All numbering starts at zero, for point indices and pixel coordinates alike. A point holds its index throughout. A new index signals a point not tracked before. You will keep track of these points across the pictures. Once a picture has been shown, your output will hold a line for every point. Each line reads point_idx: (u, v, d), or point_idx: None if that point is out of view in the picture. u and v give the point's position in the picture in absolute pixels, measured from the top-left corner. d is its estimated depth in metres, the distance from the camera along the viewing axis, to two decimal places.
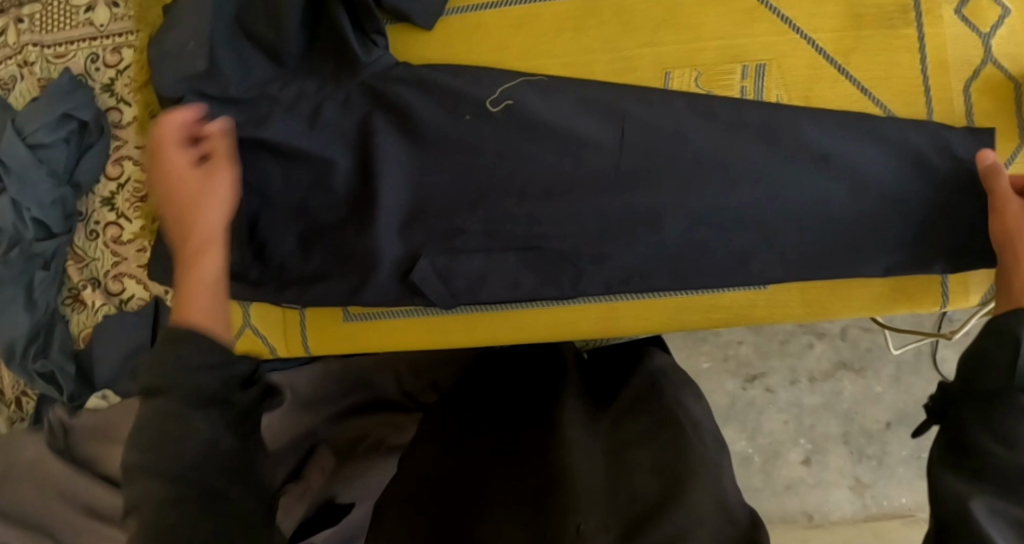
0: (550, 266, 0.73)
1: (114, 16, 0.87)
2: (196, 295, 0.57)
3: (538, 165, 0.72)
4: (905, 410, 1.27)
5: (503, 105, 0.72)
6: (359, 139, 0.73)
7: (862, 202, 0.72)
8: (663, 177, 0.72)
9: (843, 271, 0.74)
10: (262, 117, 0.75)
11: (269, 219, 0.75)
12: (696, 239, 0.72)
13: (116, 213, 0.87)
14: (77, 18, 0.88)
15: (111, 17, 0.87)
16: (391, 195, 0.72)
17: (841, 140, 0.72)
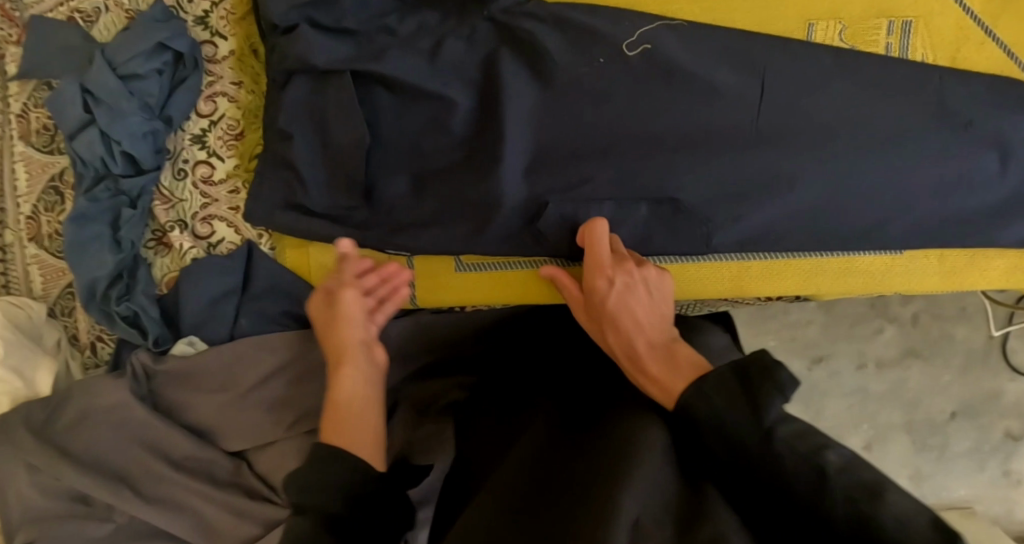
0: (681, 219, 0.70)
1: None
2: (358, 422, 0.60)
3: (673, 114, 0.68)
4: (973, 402, 1.24)
5: (642, 48, 0.69)
6: (484, 78, 0.70)
7: (1004, 169, 0.69)
8: (804, 132, 0.68)
9: (974, 239, 0.72)
10: (381, 49, 0.71)
11: (382, 156, 0.73)
12: (835, 199, 0.69)
13: (208, 151, 0.83)
14: None
15: None
16: (516, 137, 0.69)
17: (986, 106, 0.69)
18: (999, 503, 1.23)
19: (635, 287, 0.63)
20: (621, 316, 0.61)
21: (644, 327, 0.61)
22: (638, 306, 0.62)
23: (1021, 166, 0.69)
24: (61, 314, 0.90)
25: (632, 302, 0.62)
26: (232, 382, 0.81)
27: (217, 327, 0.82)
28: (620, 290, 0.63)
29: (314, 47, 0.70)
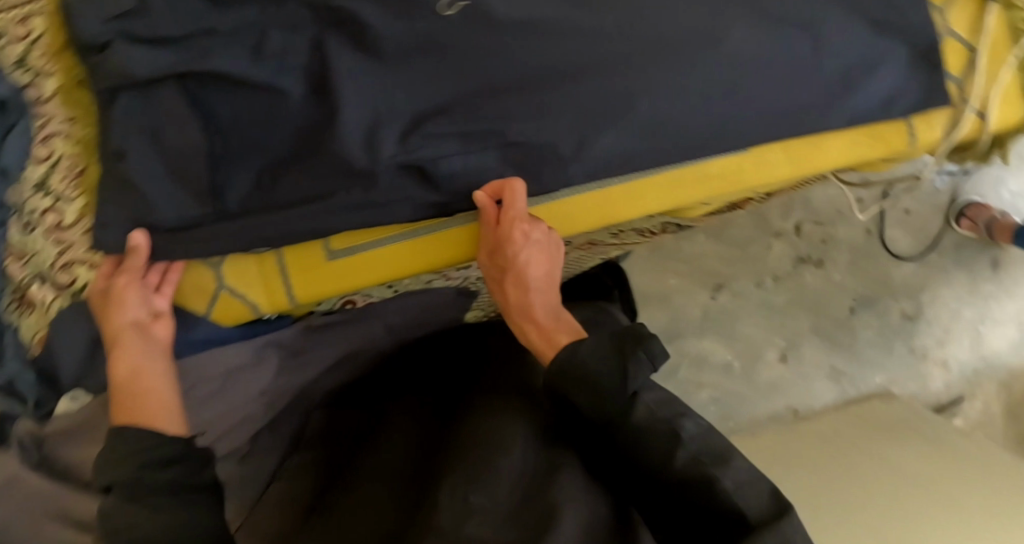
0: (531, 160, 0.71)
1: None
2: (124, 394, 0.68)
3: (500, 61, 0.71)
4: (868, 294, 1.31)
5: (459, 7, 0.71)
6: (312, 61, 0.71)
7: (819, 56, 0.74)
8: (628, 56, 0.72)
9: (809, 126, 0.76)
10: (203, 51, 0.70)
11: (230, 155, 0.72)
12: (667, 112, 0.72)
13: (52, 197, 0.79)
14: None
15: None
16: (353, 112, 0.70)
17: (789, 2, 0.74)
18: (912, 380, 1.31)
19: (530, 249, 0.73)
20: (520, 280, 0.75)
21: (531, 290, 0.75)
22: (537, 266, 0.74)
23: (830, 48, 0.75)
24: None
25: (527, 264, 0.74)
26: None
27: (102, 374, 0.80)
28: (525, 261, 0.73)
29: (132, 60, 0.69)
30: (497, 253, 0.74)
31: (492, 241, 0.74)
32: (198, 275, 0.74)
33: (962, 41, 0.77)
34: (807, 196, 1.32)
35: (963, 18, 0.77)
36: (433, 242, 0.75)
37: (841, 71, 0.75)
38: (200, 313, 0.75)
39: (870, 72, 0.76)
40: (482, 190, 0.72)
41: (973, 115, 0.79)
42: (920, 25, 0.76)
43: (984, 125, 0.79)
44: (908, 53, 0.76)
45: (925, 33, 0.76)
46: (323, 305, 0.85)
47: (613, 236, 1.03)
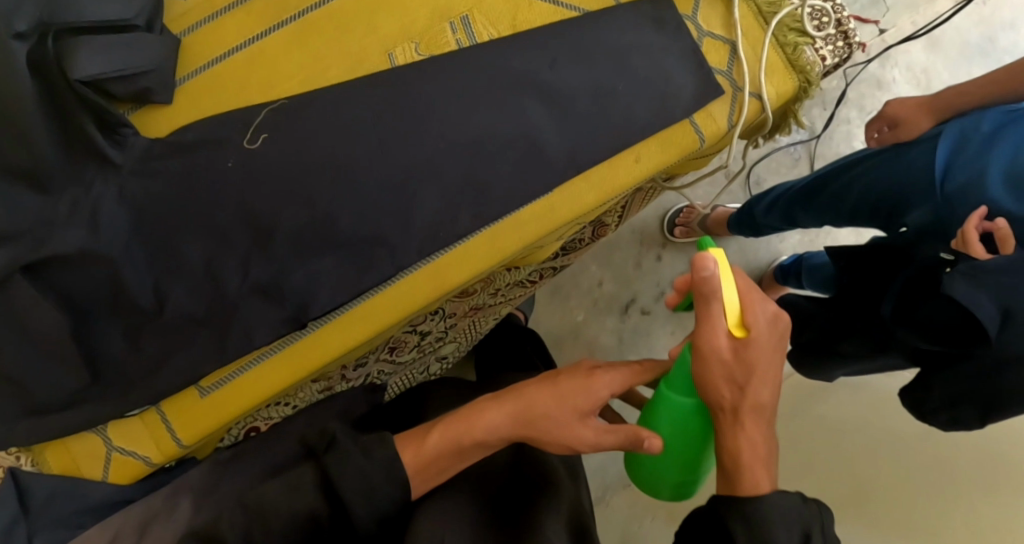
0: (360, 254, 0.77)
1: None
2: None
3: (308, 170, 0.78)
4: (761, 273, 1.35)
5: (261, 139, 0.78)
6: (138, 221, 0.78)
7: (608, 75, 0.82)
8: (421, 133, 0.79)
9: (613, 144, 0.81)
10: (44, 238, 0.76)
11: (91, 326, 0.77)
12: (468, 178, 0.79)
13: None
14: None
15: None
16: (193, 261, 0.77)
17: (555, 50, 0.81)
18: None
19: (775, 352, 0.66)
20: (566, 432, 0.73)
21: (554, 429, 0.73)
22: (767, 384, 0.65)
23: (611, 69, 0.82)
24: None
25: (583, 435, 0.72)
26: None
27: None
28: (763, 358, 0.64)
29: None
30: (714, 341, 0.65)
31: (752, 343, 0.64)
32: (86, 445, 0.79)
33: (720, 37, 0.85)
34: (673, 204, 1.36)
35: (714, 16, 0.85)
36: (293, 355, 0.78)
37: (632, 84, 0.82)
38: (96, 479, 0.80)
39: (658, 84, 0.82)
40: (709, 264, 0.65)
41: (750, 98, 0.84)
42: (676, 36, 0.83)
43: (764, 104, 0.85)
44: (691, 55, 0.83)
45: (683, 42, 0.83)
46: (227, 438, 0.91)
47: (493, 297, 1.10)
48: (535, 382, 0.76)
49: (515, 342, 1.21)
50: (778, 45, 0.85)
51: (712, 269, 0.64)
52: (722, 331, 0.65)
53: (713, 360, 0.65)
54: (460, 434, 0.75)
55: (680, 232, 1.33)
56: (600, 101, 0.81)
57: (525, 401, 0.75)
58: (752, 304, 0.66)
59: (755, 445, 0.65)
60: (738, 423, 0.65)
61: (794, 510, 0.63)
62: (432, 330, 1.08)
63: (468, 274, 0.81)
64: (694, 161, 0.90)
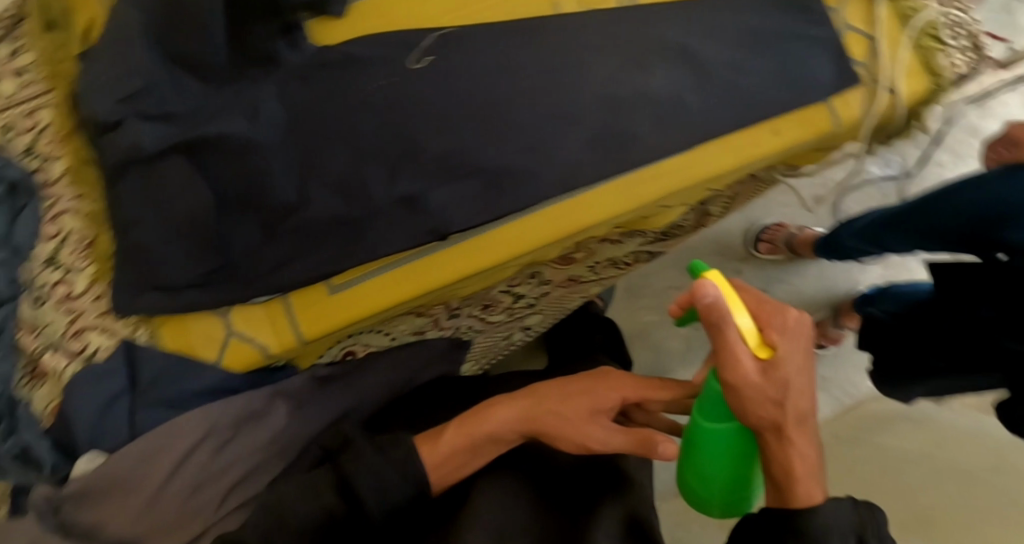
0: (505, 178, 0.78)
1: (22, 84, 0.89)
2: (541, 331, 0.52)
3: (464, 93, 0.80)
4: (838, 300, 1.35)
5: (426, 61, 0.81)
6: (289, 120, 0.80)
7: (756, 53, 0.86)
8: (576, 77, 0.81)
9: (753, 113, 0.84)
10: (203, 120, 0.79)
11: (228, 212, 0.78)
12: (616, 123, 0.80)
13: (62, 269, 0.84)
14: None
15: (19, 85, 0.89)
16: (341, 160, 0.78)
17: (708, 21, 0.85)
18: None
19: (807, 362, 0.59)
20: (576, 431, 0.72)
21: (569, 427, 0.73)
22: (807, 393, 0.58)
23: (758, 47, 0.86)
24: None
25: (592, 432, 0.72)
26: (141, 483, 0.78)
27: (116, 435, 0.81)
28: (797, 372, 0.57)
29: (141, 133, 0.77)
30: (742, 364, 0.57)
31: (783, 360, 0.57)
32: (209, 326, 0.81)
33: (861, 32, 0.89)
34: (760, 219, 1.38)
35: (857, 12, 0.89)
36: (426, 267, 0.78)
37: (775, 63, 0.86)
38: (211, 360, 0.81)
39: (799, 67, 0.86)
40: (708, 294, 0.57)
41: (886, 92, 0.88)
42: (822, 26, 0.87)
43: (897, 99, 0.88)
44: (834, 46, 0.87)
45: (827, 31, 0.87)
46: (325, 355, 0.93)
47: (592, 271, 1.10)
48: (548, 383, 0.77)
49: (595, 325, 1.21)
50: (916, 48, 0.88)
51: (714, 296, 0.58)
52: (744, 353, 0.57)
53: (745, 388, 0.57)
54: (471, 429, 0.74)
55: (763, 248, 1.34)
56: (744, 76, 0.85)
57: (537, 397, 0.76)
58: (764, 317, 0.59)
59: (811, 456, 0.60)
60: (787, 440, 0.59)
61: (845, 514, 0.60)
62: (527, 295, 1.09)
63: (600, 216, 0.80)
64: (819, 152, 0.94)
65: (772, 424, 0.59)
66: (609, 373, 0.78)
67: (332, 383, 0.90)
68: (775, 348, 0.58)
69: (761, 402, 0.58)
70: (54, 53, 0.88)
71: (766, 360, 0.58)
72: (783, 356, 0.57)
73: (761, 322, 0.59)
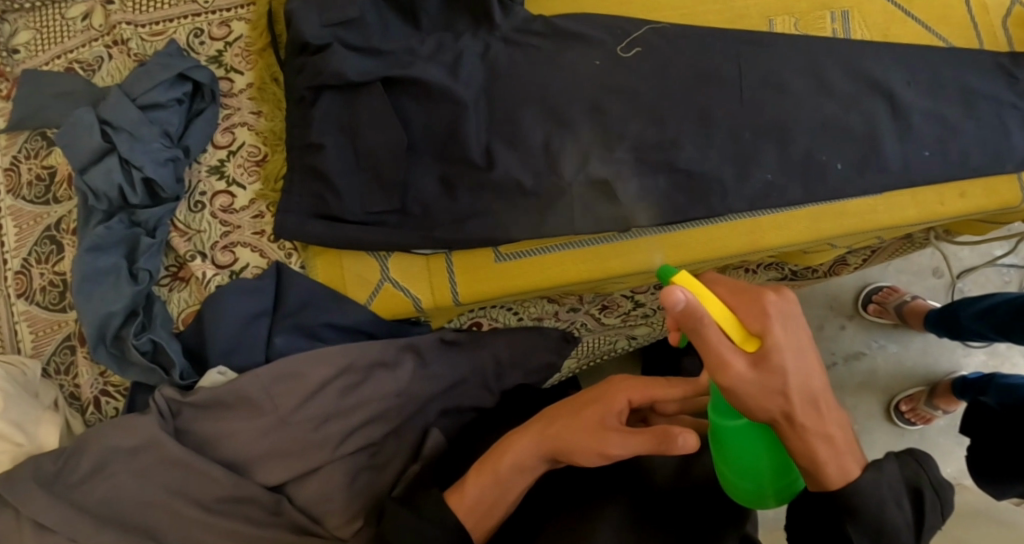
0: (693, 183, 0.78)
1: None
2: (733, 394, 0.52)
3: (667, 92, 0.80)
4: (936, 380, 1.32)
5: (633, 51, 0.81)
6: (489, 82, 0.80)
7: (959, 110, 0.83)
8: (778, 98, 0.81)
9: (944, 170, 0.83)
10: (406, 62, 0.79)
11: (413, 157, 0.79)
12: (807, 151, 0.80)
13: (227, 181, 0.84)
14: None
15: None
16: (537, 131, 0.79)
17: (916, 67, 0.84)
18: None
19: (799, 341, 0.53)
20: (592, 443, 0.63)
21: (586, 439, 0.63)
22: (810, 371, 0.53)
23: (962, 104, 0.84)
24: (56, 373, 0.86)
25: (612, 444, 0.61)
26: (270, 406, 0.78)
27: (251, 352, 0.80)
28: (794, 356, 0.51)
29: (346, 62, 0.77)
30: (733, 367, 0.51)
31: (775, 349, 0.51)
32: (367, 268, 0.80)
33: None
34: (874, 280, 1.36)
35: None
36: (597, 255, 0.78)
37: (977, 124, 0.83)
38: (362, 302, 0.80)
39: (1001, 132, 0.83)
40: (679, 303, 0.49)
41: None
42: None
43: None
44: None
45: None
46: (454, 321, 0.91)
47: None
48: (557, 405, 0.70)
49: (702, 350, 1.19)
50: None
51: (689, 300, 0.49)
52: (731, 352, 0.51)
53: (744, 390, 0.51)
54: (492, 470, 0.66)
55: (873, 310, 1.33)
56: (943, 130, 0.83)
57: (549, 421, 0.68)
58: (741, 305, 0.53)
59: (835, 435, 0.55)
60: (807, 430, 0.54)
61: (891, 475, 0.58)
62: (646, 306, 1.07)
63: (772, 242, 0.80)
64: (989, 224, 0.92)
65: (784, 416, 0.53)
66: (614, 380, 0.68)
67: (458, 348, 0.88)
68: (763, 337, 0.51)
69: (766, 400, 0.52)
70: None
71: (754, 352, 0.51)
72: (778, 342, 0.51)
73: (740, 313, 0.52)
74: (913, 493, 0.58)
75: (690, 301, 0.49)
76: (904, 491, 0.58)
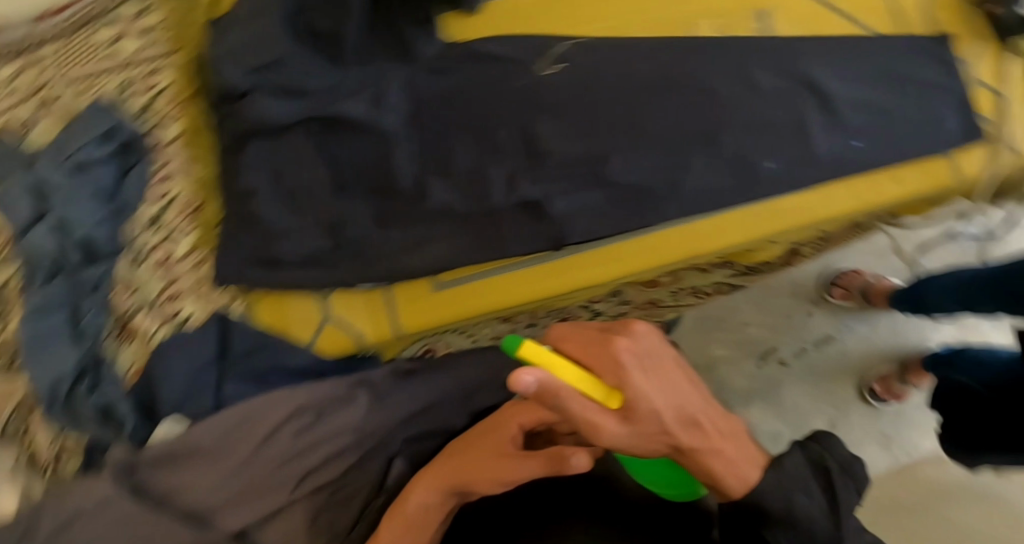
0: (625, 196, 0.78)
1: (144, 46, 0.90)
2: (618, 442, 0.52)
3: (593, 105, 0.80)
4: (907, 357, 1.33)
5: (555, 67, 0.81)
6: (415, 113, 0.80)
7: (886, 98, 0.84)
8: (705, 102, 0.81)
9: (876, 158, 0.83)
10: (330, 101, 0.79)
11: (345, 194, 0.79)
12: (738, 151, 0.80)
13: (165, 232, 0.85)
14: (102, 53, 0.90)
15: (140, 46, 0.90)
16: (466, 157, 0.79)
17: (840, 58, 0.84)
18: None
19: (655, 377, 0.51)
20: (492, 470, 0.60)
21: (482, 469, 0.61)
22: (681, 401, 0.53)
23: (888, 91, 0.84)
24: (13, 436, 0.84)
25: (510, 476, 0.59)
26: (227, 452, 0.77)
27: (203, 402, 0.80)
28: (660, 392, 0.51)
29: (269, 108, 0.78)
30: (602, 429, 0.50)
31: (644, 400, 0.50)
32: (309, 308, 0.81)
33: (993, 89, 0.87)
34: (836, 264, 1.36)
35: (990, 69, 0.87)
36: (535, 276, 0.79)
37: (904, 109, 0.84)
38: (305, 343, 0.80)
39: (929, 116, 0.84)
40: (527, 384, 0.47)
41: (1011, 153, 0.86)
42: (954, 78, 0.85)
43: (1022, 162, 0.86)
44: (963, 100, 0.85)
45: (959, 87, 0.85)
46: (407, 350, 0.91)
47: (671, 297, 1.09)
48: (459, 441, 0.68)
49: None
50: None
51: (537, 379, 0.47)
52: (598, 415, 0.49)
53: (621, 443, 0.51)
54: (402, 519, 0.64)
55: (838, 295, 1.33)
56: (872, 118, 0.83)
57: (450, 459, 0.66)
58: (594, 358, 0.50)
59: (722, 444, 0.56)
60: (695, 454, 0.55)
61: (798, 468, 0.58)
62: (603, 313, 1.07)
63: (735, 240, 0.80)
64: (931, 205, 0.92)
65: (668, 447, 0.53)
66: (507, 405, 0.66)
67: (415, 377, 0.87)
68: (628, 390, 0.50)
69: (646, 442, 0.52)
70: (179, 21, 0.90)
71: (621, 406, 0.50)
72: (643, 391, 0.50)
73: (595, 368, 0.50)
74: (826, 484, 0.58)
75: (537, 380, 0.47)
76: (815, 485, 0.58)
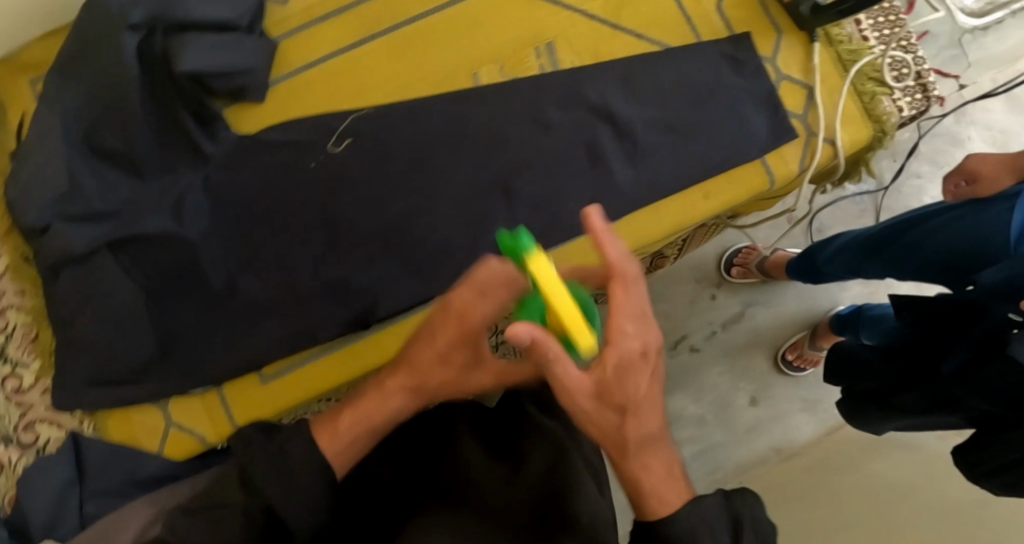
0: (428, 259, 0.79)
1: None
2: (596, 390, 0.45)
3: (387, 175, 0.81)
4: (816, 321, 1.32)
5: (344, 143, 0.82)
6: (216, 213, 0.82)
7: (685, 111, 0.83)
8: (498, 150, 0.81)
9: (684, 173, 0.81)
10: (132, 219, 0.81)
11: (162, 304, 0.81)
12: (539, 192, 0.80)
13: (9, 364, 0.85)
14: None
15: None
16: (271, 249, 0.81)
17: (633, 78, 0.83)
18: None
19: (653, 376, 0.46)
20: (445, 375, 0.55)
21: (442, 379, 0.55)
22: (651, 381, 0.45)
23: (687, 103, 0.83)
24: None
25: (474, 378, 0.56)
26: None
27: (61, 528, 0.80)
28: (650, 370, 0.45)
29: (69, 237, 0.78)
30: (562, 385, 0.44)
31: (629, 362, 0.44)
32: (150, 419, 0.83)
33: (798, 81, 0.85)
34: (735, 243, 1.35)
35: (794, 60, 0.86)
36: (353, 355, 0.80)
37: (705, 118, 0.83)
38: (152, 452, 0.82)
39: (733, 123, 0.83)
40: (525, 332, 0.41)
41: (824, 143, 0.84)
42: (753, 78, 0.84)
43: (837, 150, 0.84)
44: (767, 98, 0.84)
45: (761, 87, 0.84)
46: None
47: None
48: (413, 340, 0.56)
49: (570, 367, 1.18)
50: (855, 93, 0.86)
51: (534, 334, 0.41)
52: (572, 369, 0.44)
53: (570, 396, 0.45)
54: (365, 418, 0.55)
55: (737, 273, 1.32)
56: (674, 135, 0.82)
57: (407, 364, 0.56)
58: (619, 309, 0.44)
59: (658, 475, 0.47)
60: (635, 448, 0.47)
61: (712, 513, 0.46)
62: None
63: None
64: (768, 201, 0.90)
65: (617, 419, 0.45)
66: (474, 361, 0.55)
67: None
68: (631, 342, 0.44)
69: (592, 418, 0.46)
70: None
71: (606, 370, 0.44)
72: (616, 372, 0.44)
73: (614, 315, 0.44)
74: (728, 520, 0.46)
75: (543, 337, 0.41)
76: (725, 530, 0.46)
